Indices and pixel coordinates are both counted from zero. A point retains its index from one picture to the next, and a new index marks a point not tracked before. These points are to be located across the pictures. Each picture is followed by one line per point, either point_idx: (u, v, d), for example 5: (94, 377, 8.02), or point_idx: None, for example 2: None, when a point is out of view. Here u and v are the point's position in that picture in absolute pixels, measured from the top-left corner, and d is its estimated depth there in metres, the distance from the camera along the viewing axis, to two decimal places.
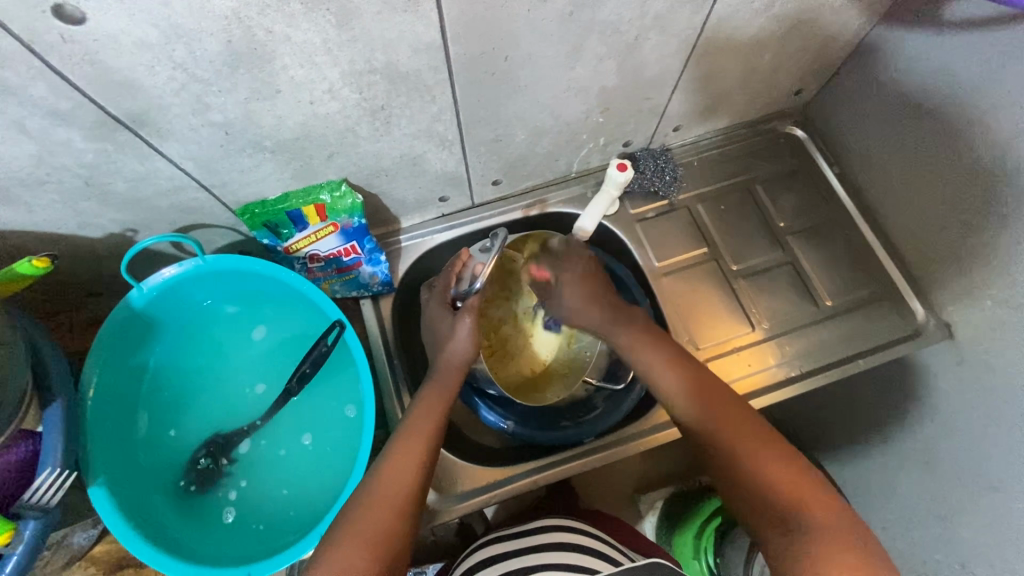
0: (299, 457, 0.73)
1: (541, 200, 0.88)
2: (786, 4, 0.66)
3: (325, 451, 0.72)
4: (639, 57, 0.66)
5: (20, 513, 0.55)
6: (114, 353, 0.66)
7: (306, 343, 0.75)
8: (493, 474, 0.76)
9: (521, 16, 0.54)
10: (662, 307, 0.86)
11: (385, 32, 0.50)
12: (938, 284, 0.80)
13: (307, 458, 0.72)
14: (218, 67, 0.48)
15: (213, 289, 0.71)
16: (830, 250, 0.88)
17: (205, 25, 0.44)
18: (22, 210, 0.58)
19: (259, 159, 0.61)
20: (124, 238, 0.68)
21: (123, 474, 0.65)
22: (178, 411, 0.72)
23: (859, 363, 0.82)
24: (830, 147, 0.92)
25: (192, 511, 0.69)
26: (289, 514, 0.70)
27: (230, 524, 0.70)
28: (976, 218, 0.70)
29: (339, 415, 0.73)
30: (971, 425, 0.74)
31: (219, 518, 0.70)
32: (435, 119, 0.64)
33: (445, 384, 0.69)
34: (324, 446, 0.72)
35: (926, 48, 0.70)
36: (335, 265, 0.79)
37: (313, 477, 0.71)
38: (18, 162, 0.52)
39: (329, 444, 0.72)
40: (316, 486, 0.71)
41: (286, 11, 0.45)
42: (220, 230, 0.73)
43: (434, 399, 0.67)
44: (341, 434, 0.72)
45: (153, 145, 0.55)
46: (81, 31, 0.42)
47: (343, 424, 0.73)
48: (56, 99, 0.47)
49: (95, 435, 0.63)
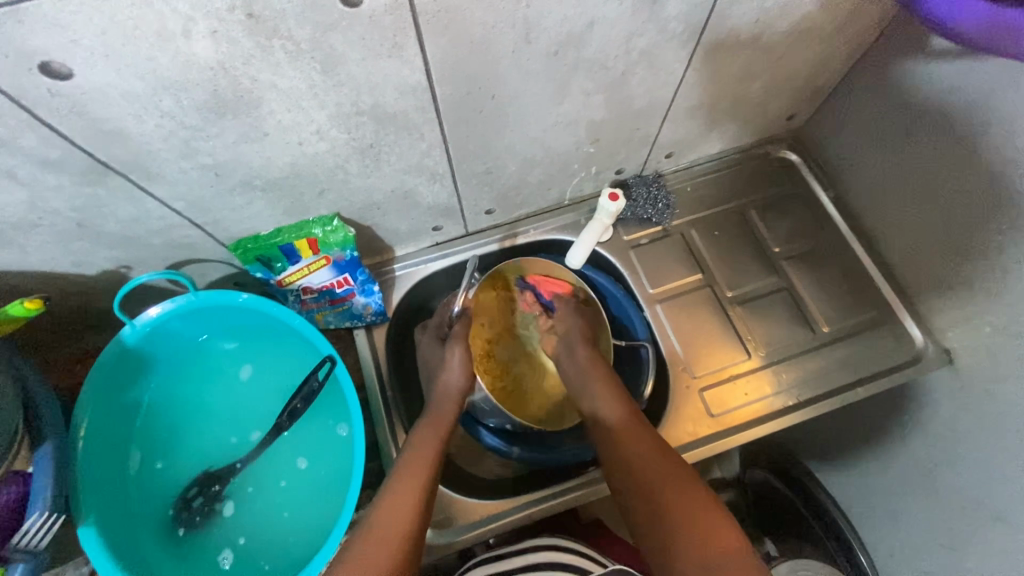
0: (297, 495, 0.72)
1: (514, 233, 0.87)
2: (773, 35, 0.66)
3: (322, 488, 0.71)
4: (627, 91, 0.67)
5: (8, 557, 0.55)
6: (107, 392, 0.67)
7: (298, 375, 0.75)
8: (487, 509, 0.75)
9: (507, 57, 0.54)
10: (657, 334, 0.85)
11: (371, 76, 0.50)
12: (937, 310, 0.79)
13: (304, 496, 0.72)
14: (205, 114, 0.49)
15: (204, 325, 0.72)
16: (827, 275, 0.88)
17: (191, 76, 0.45)
18: (16, 251, 0.59)
19: (250, 198, 0.62)
20: (118, 274, 0.68)
21: (113, 514, 0.65)
22: (171, 446, 0.73)
23: (859, 391, 0.81)
24: (824, 171, 0.92)
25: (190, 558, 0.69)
26: (287, 543, 0.70)
27: (228, 569, 0.69)
28: (973, 245, 0.69)
29: (333, 449, 0.73)
30: (974, 455, 0.73)
31: (217, 564, 0.69)
32: (425, 154, 0.65)
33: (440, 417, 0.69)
34: (319, 474, 0.72)
35: (916, 74, 0.70)
36: (328, 297, 0.79)
37: (309, 513, 0.71)
38: (10, 208, 0.53)
39: (324, 472, 0.72)
40: (314, 523, 0.70)
41: (271, 60, 0.45)
42: (213, 265, 0.73)
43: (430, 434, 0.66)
44: (335, 462, 0.72)
45: (144, 188, 0.55)
46: (68, 85, 0.42)
47: (337, 459, 0.72)
48: (45, 148, 0.47)
49: (86, 475, 0.63)
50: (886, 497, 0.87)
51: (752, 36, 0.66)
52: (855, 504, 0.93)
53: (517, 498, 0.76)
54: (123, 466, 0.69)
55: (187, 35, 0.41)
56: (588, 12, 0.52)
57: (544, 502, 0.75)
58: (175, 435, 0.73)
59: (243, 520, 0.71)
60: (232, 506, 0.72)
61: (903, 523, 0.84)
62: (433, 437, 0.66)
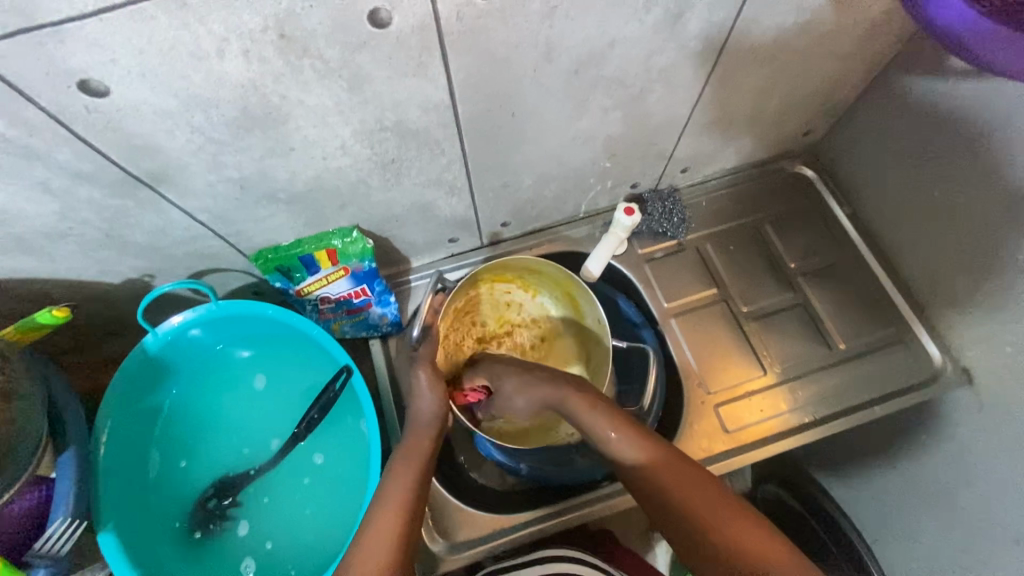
0: (317, 492, 0.73)
1: (531, 246, 0.88)
2: (791, 53, 0.67)
3: (341, 486, 0.72)
4: (646, 108, 0.67)
5: (32, 562, 0.55)
6: (128, 399, 0.67)
7: (316, 381, 0.76)
8: (498, 522, 0.75)
9: (527, 76, 0.55)
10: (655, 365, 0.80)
11: (396, 94, 0.51)
12: (955, 328, 0.78)
13: (324, 495, 0.72)
14: (234, 130, 0.50)
15: (223, 334, 0.73)
16: (844, 292, 0.87)
17: (222, 93, 0.46)
18: (45, 260, 0.60)
19: (273, 211, 0.63)
20: (142, 283, 0.70)
21: (134, 521, 0.66)
22: (191, 450, 0.74)
23: (875, 410, 0.80)
24: (840, 187, 0.92)
25: (214, 565, 0.70)
26: (309, 540, 0.70)
27: None
28: (992, 264, 0.69)
29: (350, 449, 0.73)
30: (995, 476, 0.71)
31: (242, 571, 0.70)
32: (445, 169, 0.66)
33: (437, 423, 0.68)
34: (337, 474, 0.73)
35: (936, 92, 0.70)
36: (345, 307, 0.80)
37: (330, 512, 0.71)
38: (42, 218, 0.54)
39: (342, 471, 0.73)
40: (335, 523, 0.70)
41: (300, 79, 0.46)
42: (234, 274, 0.74)
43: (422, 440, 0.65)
44: (352, 462, 0.73)
45: (171, 200, 0.57)
46: (104, 102, 0.43)
47: (354, 460, 0.73)
48: (79, 162, 0.48)
49: (107, 483, 0.64)
50: (903, 517, 0.85)
51: (770, 54, 0.66)
52: (872, 522, 0.92)
53: (528, 513, 0.76)
54: (143, 473, 0.70)
55: (220, 55, 0.42)
56: (609, 32, 0.53)
57: (554, 517, 0.75)
58: (195, 442, 0.74)
59: (265, 521, 0.72)
60: (246, 526, 0.72)
61: (921, 544, 0.82)
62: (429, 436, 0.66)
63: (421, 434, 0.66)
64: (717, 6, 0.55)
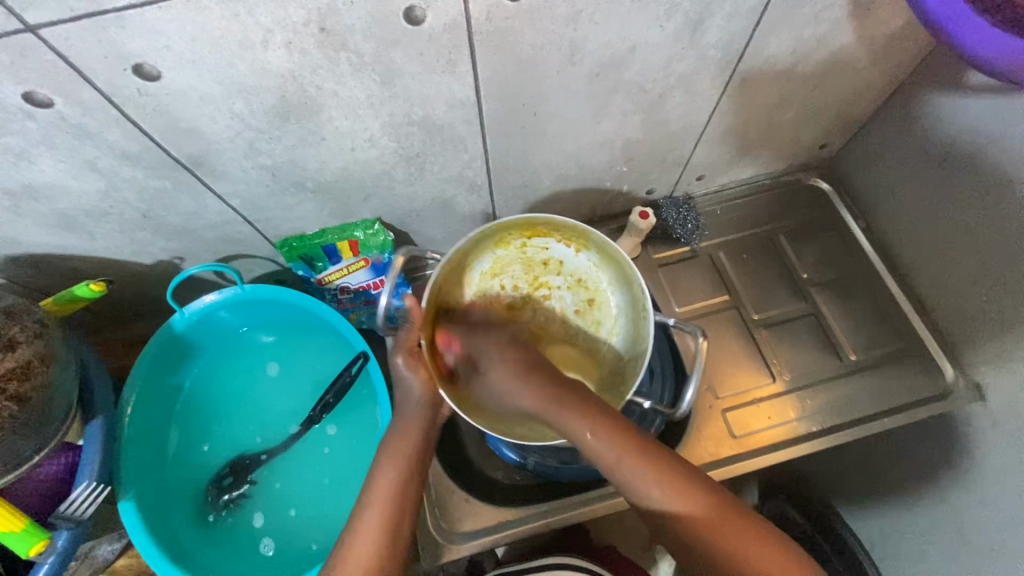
0: (333, 465, 0.74)
1: None
2: (809, 65, 0.68)
3: (355, 463, 0.74)
4: (664, 113, 0.69)
5: (55, 523, 0.56)
6: (154, 375, 0.70)
7: (333, 365, 0.78)
8: (502, 514, 0.76)
9: (550, 77, 0.57)
10: (695, 370, 0.65)
11: (424, 89, 0.54)
12: (971, 345, 0.78)
13: (340, 469, 0.74)
14: (271, 118, 0.53)
15: (247, 317, 0.76)
16: (856, 304, 0.88)
17: (263, 82, 0.48)
18: (85, 237, 0.63)
19: (301, 199, 0.66)
20: (172, 265, 0.72)
21: (154, 494, 0.68)
22: (210, 429, 0.76)
23: (884, 422, 0.80)
24: (856, 201, 0.92)
25: (237, 537, 0.71)
26: (324, 511, 0.72)
27: (270, 556, 0.70)
28: (1009, 279, 0.69)
29: (363, 427, 0.75)
30: (1007, 495, 0.70)
31: (261, 551, 0.71)
32: (466, 166, 0.68)
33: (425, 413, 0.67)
34: (351, 450, 0.75)
35: (952, 109, 0.70)
36: (364, 298, 0.84)
37: (346, 485, 0.73)
38: (86, 195, 0.57)
39: (356, 448, 0.75)
40: (351, 496, 0.72)
41: (336, 71, 0.49)
42: (259, 261, 0.77)
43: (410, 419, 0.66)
44: (366, 440, 0.75)
45: (206, 183, 0.59)
46: (155, 86, 0.46)
47: (367, 438, 0.75)
48: (126, 142, 0.51)
49: (130, 456, 0.66)
50: (913, 535, 0.84)
51: (788, 65, 0.67)
52: (881, 541, 0.90)
53: (529, 508, 0.76)
54: (163, 448, 0.72)
55: (265, 45, 0.45)
56: (631, 38, 0.55)
57: (557, 513, 0.76)
58: (215, 419, 0.76)
59: (283, 497, 0.73)
60: (261, 516, 0.73)
61: (928, 563, 0.81)
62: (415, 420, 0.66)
63: (411, 420, 0.66)
64: (737, 16, 0.57)
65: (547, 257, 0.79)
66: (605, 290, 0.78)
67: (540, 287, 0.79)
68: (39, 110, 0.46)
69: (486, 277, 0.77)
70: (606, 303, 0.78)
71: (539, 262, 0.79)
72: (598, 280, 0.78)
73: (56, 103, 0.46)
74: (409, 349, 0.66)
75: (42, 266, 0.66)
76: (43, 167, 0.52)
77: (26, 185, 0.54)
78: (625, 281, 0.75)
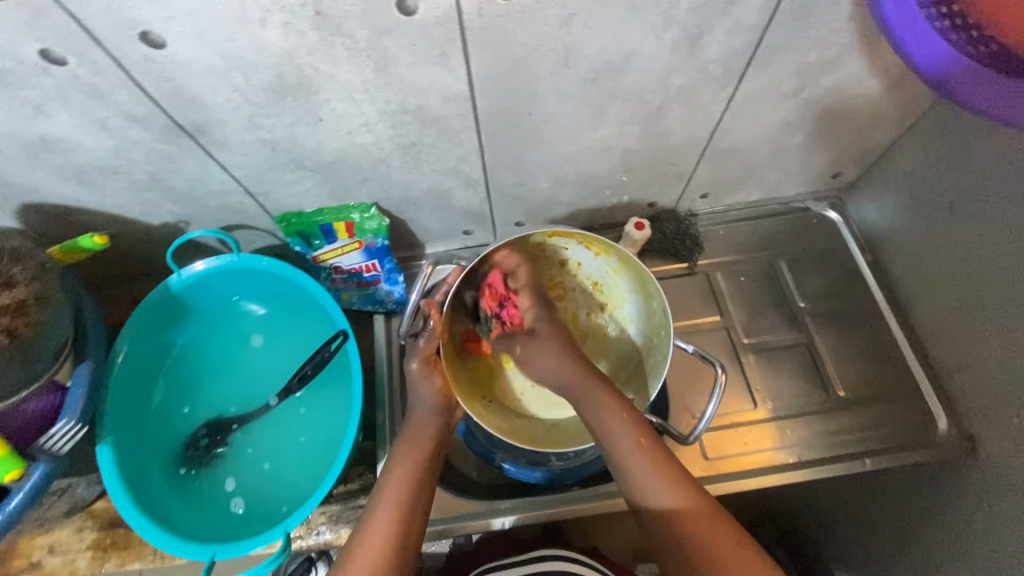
0: (307, 432, 0.77)
1: None
2: (814, 90, 0.67)
3: (326, 434, 0.76)
4: (664, 125, 0.69)
5: (33, 455, 0.60)
6: (145, 331, 0.75)
7: (317, 339, 0.81)
8: (460, 506, 0.77)
9: (544, 78, 0.58)
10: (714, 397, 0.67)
11: (418, 80, 0.55)
12: (966, 391, 0.72)
13: (312, 440, 0.76)
14: (269, 94, 0.55)
15: (239, 285, 0.79)
16: (852, 341, 0.85)
17: (261, 59, 0.51)
18: (97, 193, 0.67)
19: (299, 176, 0.68)
20: (178, 228, 0.76)
21: (132, 444, 0.72)
22: (192, 391, 0.79)
23: (864, 463, 0.76)
24: (863, 234, 0.89)
25: (211, 493, 0.74)
26: (292, 479, 0.74)
27: (239, 516, 0.72)
28: (1006, 329, 0.65)
29: (337, 401, 0.78)
30: (980, 555, 0.67)
31: (230, 510, 0.73)
32: (462, 160, 0.69)
33: (425, 422, 0.69)
34: (322, 423, 0.77)
35: (965, 148, 0.68)
36: (356, 280, 0.85)
37: (315, 456, 0.75)
38: (98, 153, 0.61)
39: (328, 420, 0.77)
40: (319, 465, 0.74)
41: (331, 54, 0.51)
42: (260, 234, 0.80)
43: (425, 425, 0.69)
44: (339, 412, 0.77)
45: (210, 152, 0.62)
46: (160, 53, 0.49)
47: (340, 411, 0.77)
48: (134, 105, 0.55)
49: (113, 405, 0.70)
50: None
51: (792, 88, 0.66)
52: None
53: (487, 504, 0.76)
54: (146, 403, 0.76)
55: (262, 23, 0.47)
56: (626, 44, 0.56)
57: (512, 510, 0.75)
58: (202, 379, 0.80)
59: (258, 461, 0.76)
60: (233, 481, 0.75)
61: None
62: (426, 424, 0.69)
63: (418, 419, 0.69)
64: (738, 32, 0.57)
65: (566, 257, 0.78)
66: (622, 295, 0.79)
67: (554, 286, 0.80)
68: (55, 68, 0.50)
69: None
70: (621, 308, 0.80)
71: (555, 262, 0.78)
72: (616, 283, 0.79)
73: (70, 62, 0.49)
74: (425, 357, 0.70)
75: (57, 216, 0.70)
76: (59, 122, 0.56)
77: (42, 137, 0.58)
78: (642, 291, 0.75)
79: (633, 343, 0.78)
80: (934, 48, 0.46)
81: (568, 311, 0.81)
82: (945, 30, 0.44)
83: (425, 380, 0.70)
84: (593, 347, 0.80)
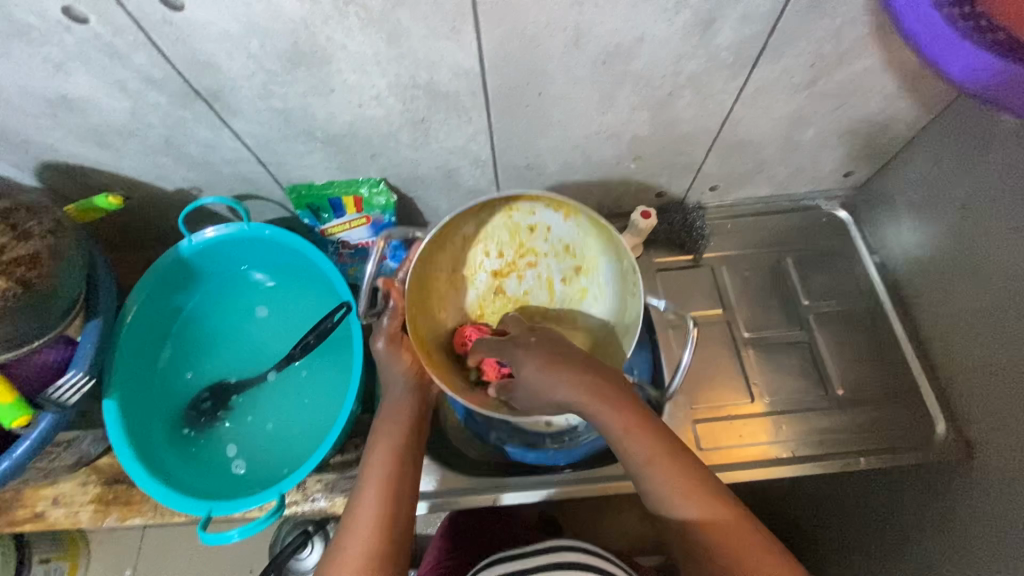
0: (308, 401, 0.78)
1: None
2: (827, 83, 0.67)
3: (326, 402, 0.77)
4: (673, 113, 0.69)
5: (41, 404, 0.62)
6: (155, 295, 0.77)
7: (320, 311, 0.83)
8: (452, 482, 0.77)
9: (555, 59, 0.58)
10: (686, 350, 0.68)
11: (429, 53, 0.56)
12: (965, 395, 0.72)
13: (313, 408, 0.77)
14: (282, 62, 0.56)
15: (247, 255, 0.81)
16: (854, 340, 0.85)
17: (277, 26, 0.52)
18: (114, 154, 0.69)
19: (311, 148, 0.69)
20: (190, 195, 0.78)
21: (138, 404, 0.74)
22: (199, 357, 0.81)
23: (859, 462, 0.76)
24: (872, 235, 0.89)
25: (213, 456, 0.76)
26: (293, 444, 0.75)
27: (240, 477, 0.74)
28: (1009, 333, 0.65)
29: (338, 371, 0.79)
30: (972, 559, 0.66)
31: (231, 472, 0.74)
32: (471, 139, 0.70)
33: (402, 401, 0.69)
34: (324, 391, 0.78)
35: (977, 150, 0.67)
36: (362, 255, 0.87)
37: (315, 424, 0.76)
38: (115, 114, 0.62)
39: (329, 389, 0.78)
40: (319, 431, 0.76)
41: (345, 24, 0.52)
42: (270, 205, 0.82)
43: (403, 401, 0.69)
44: (339, 383, 0.78)
45: (224, 119, 0.64)
46: (178, 16, 0.50)
47: (341, 381, 0.78)
48: (151, 67, 0.56)
49: (121, 364, 0.72)
50: None
51: (806, 80, 0.66)
52: None
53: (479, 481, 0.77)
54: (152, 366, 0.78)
55: None
56: (638, 28, 0.56)
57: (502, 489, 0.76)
58: (207, 345, 0.82)
59: (258, 427, 0.77)
60: (234, 446, 0.76)
61: None
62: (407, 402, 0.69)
63: (399, 405, 0.68)
64: (751, 20, 0.57)
65: (533, 222, 0.76)
66: (595, 257, 0.76)
67: (526, 254, 0.78)
68: (76, 26, 0.51)
69: (470, 245, 0.77)
70: (598, 270, 0.76)
71: (523, 228, 0.76)
72: (588, 247, 0.76)
73: (91, 20, 0.50)
74: (390, 334, 0.71)
75: (74, 176, 0.72)
76: (78, 81, 0.57)
77: (62, 96, 0.59)
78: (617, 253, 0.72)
79: (612, 305, 0.75)
80: (946, 35, 0.45)
81: (543, 278, 0.79)
82: (950, 16, 0.44)
83: (393, 357, 0.71)
84: (572, 316, 0.78)
